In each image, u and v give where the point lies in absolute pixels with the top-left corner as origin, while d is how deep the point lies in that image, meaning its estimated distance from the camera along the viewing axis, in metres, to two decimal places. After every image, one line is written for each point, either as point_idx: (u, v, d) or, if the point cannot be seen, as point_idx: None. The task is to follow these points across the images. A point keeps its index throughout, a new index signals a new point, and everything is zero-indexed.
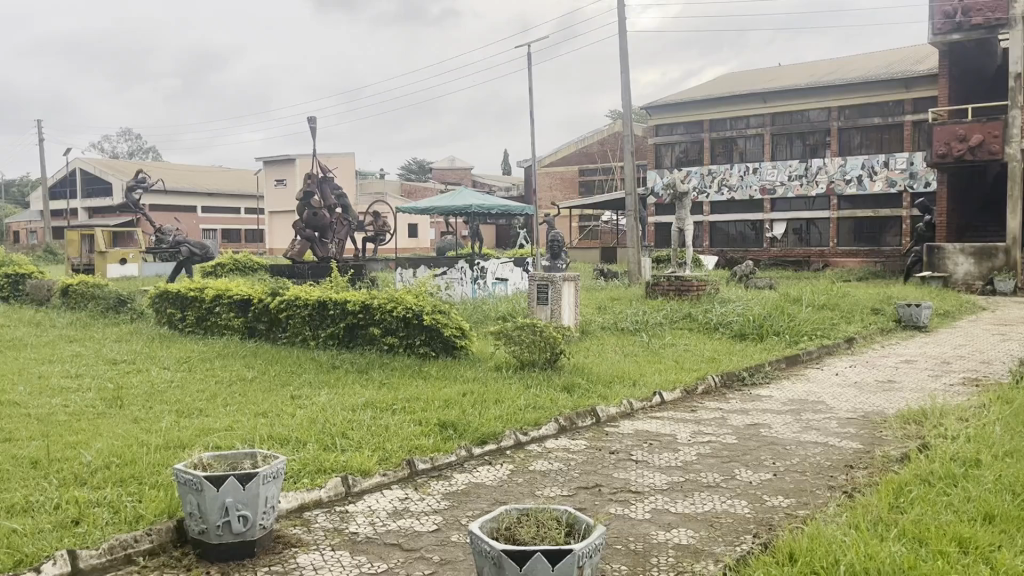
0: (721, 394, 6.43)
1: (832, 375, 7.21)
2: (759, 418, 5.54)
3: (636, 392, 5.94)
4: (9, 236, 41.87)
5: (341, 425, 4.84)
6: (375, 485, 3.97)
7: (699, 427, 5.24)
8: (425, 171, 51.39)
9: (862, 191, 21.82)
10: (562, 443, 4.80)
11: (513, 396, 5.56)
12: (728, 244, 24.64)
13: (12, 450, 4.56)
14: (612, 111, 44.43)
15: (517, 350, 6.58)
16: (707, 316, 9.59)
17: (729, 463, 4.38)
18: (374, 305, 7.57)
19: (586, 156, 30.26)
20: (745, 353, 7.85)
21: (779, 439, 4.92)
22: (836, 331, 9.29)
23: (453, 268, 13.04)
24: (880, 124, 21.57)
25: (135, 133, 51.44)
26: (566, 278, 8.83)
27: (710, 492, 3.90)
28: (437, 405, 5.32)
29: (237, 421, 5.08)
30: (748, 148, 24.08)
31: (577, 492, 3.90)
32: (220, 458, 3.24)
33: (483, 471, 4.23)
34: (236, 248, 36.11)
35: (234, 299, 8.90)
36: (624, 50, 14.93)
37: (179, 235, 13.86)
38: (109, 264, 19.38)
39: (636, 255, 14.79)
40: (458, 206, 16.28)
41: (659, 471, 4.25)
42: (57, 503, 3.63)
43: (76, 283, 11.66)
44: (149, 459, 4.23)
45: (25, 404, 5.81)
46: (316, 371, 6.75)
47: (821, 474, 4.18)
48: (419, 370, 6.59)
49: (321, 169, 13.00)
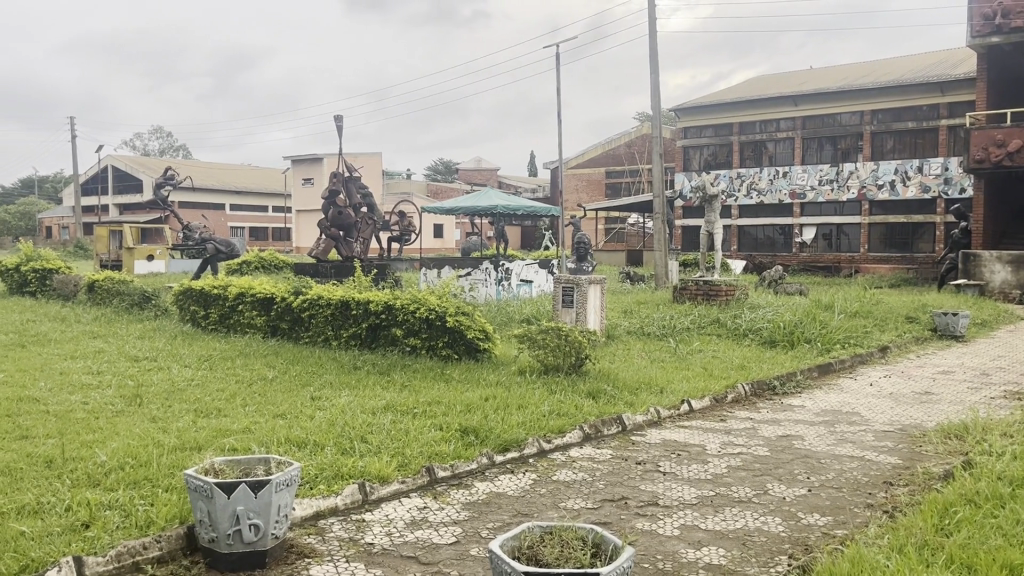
0: (751, 403, 6.24)
1: (865, 385, 6.99)
2: (792, 429, 5.35)
3: (664, 400, 5.77)
4: (41, 232, 42.48)
5: (361, 428, 4.73)
6: (393, 493, 3.85)
7: (729, 438, 5.07)
8: (452, 172, 51.43)
9: (895, 197, 21.42)
10: (586, 452, 4.66)
11: (536, 402, 5.40)
12: (756, 248, 24.35)
13: (27, 448, 4.50)
14: (641, 113, 44.09)
15: (541, 353, 6.45)
16: (736, 322, 9.38)
17: (762, 477, 4.21)
18: (397, 306, 7.47)
19: (613, 158, 30.07)
20: (775, 361, 7.65)
21: (813, 452, 4.73)
22: (869, 339, 9.05)
23: (478, 269, 12.98)
24: (914, 128, 21.16)
25: (167, 132, 51.96)
26: (592, 282, 8.66)
27: (743, 507, 3.73)
28: (458, 410, 5.18)
29: (255, 422, 4.98)
30: (778, 152, 23.73)
31: (603, 504, 3.75)
32: (233, 464, 3.12)
33: (504, 480, 4.09)
34: (263, 246, 36.30)
35: (257, 298, 8.83)
36: (654, 50, 14.72)
37: (205, 232, 13.80)
38: (137, 261, 19.44)
39: (664, 258, 14.53)
40: (484, 206, 16.16)
41: (688, 484, 4.09)
42: (69, 505, 3.54)
43: (102, 280, 11.68)
44: (163, 461, 4.14)
45: (44, 401, 5.76)
46: (336, 372, 6.66)
47: (860, 491, 3.98)
48: (443, 373, 6.47)
49: (347, 167, 12.94)
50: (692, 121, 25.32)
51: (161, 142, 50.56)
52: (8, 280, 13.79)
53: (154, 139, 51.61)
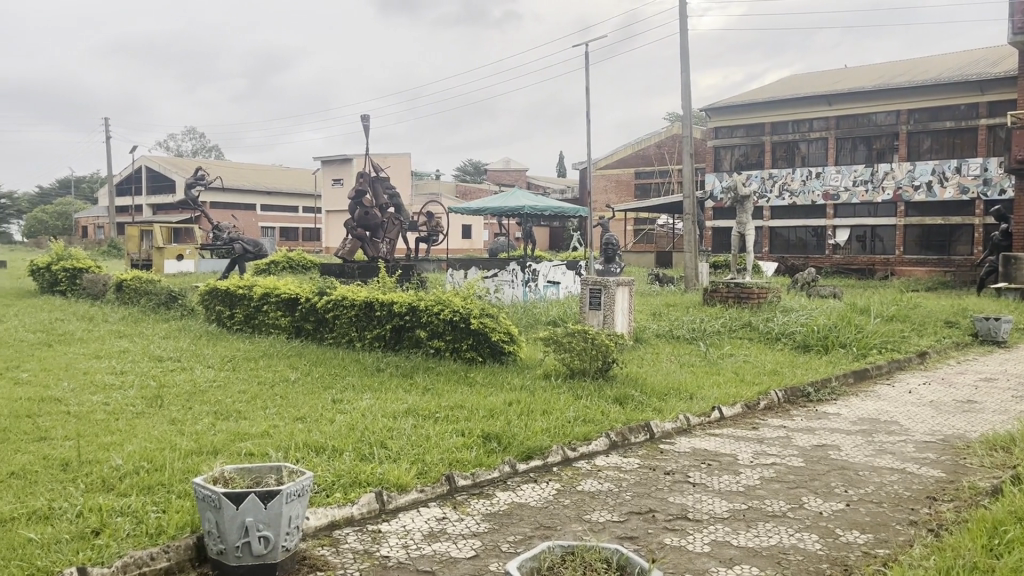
0: (785, 410, 6.02)
1: (904, 392, 6.74)
2: (828, 439, 5.13)
3: (693, 407, 5.58)
4: (77, 231, 43.14)
5: (381, 433, 4.60)
6: (411, 502, 3.72)
7: (762, 447, 4.88)
8: (481, 172, 51.43)
9: (932, 198, 20.94)
10: (613, 461, 4.49)
11: (562, 408, 5.24)
12: (788, 250, 23.93)
13: (45, 450, 4.44)
14: (670, 114, 43.72)
15: (567, 357, 6.28)
16: (768, 325, 9.15)
17: (797, 490, 4.01)
18: (421, 307, 7.35)
19: (642, 158, 29.81)
20: (808, 366, 7.42)
21: (851, 463, 4.52)
22: (906, 344, 8.78)
23: (504, 270, 12.84)
24: (952, 128, 20.68)
25: (200, 133, 52.52)
26: (620, 283, 8.49)
27: (777, 522, 3.55)
28: (481, 415, 5.05)
29: (274, 426, 4.88)
30: (811, 152, 23.32)
31: (629, 517, 3.59)
32: (244, 472, 3.01)
33: (527, 490, 3.94)
34: (292, 246, 36.49)
35: (282, 298, 8.77)
36: (685, 49, 14.49)
37: (233, 232, 13.77)
38: (167, 260, 19.53)
39: (693, 260, 14.27)
40: (511, 206, 16.01)
41: (719, 497, 3.91)
42: (80, 511, 3.46)
43: (130, 279, 11.73)
44: (178, 465, 4.05)
45: (65, 401, 5.72)
46: (359, 375, 6.55)
47: (902, 507, 3.78)
48: (466, 376, 6.34)
49: (373, 168, 12.88)
50: (723, 121, 25.01)
51: (195, 143, 51.16)
52: (39, 278, 13.92)
53: (187, 139, 52.21)
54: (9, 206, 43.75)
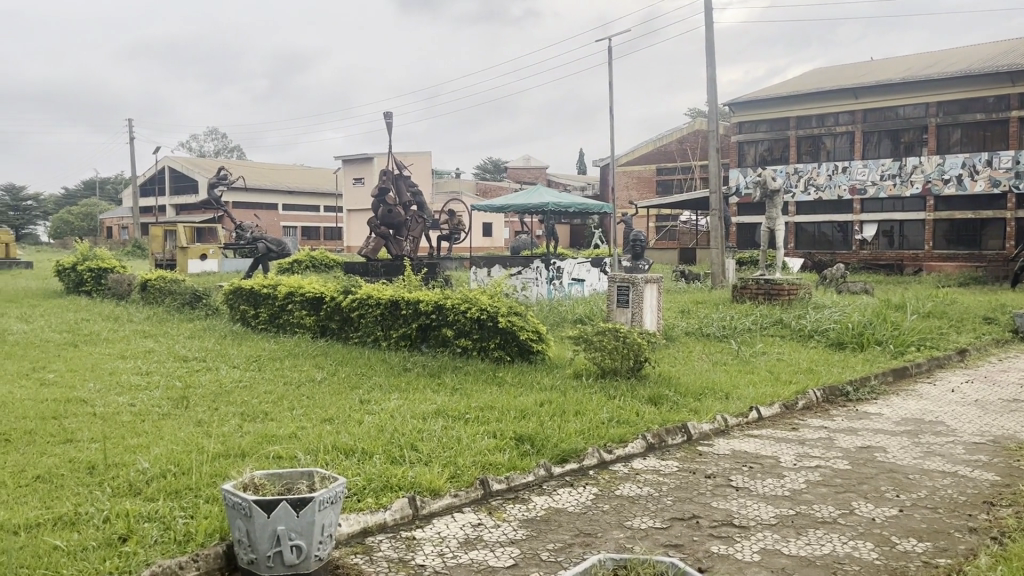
0: (824, 410, 5.84)
1: (947, 391, 6.53)
2: (872, 440, 4.95)
3: (731, 407, 5.41)
4: (102, 232, 43.52)
5: (411, 435, 4.49)
6: (445, 507, 3.59)
7: (805, 449, 4.71)
8: (501, 171, 51.31)
9: (963, 192, 20.57)
10: (651, 463, 4.34)
11: (594, 408, 5.09)
12: (814, 245, 23.59)
13: (71, 453, 4.36)
14: (691, 110, 43.37)
15: (598, 356, 6.12)
16: (801, 323, 8.95)
17: (846, 495, 3.85)
18: (447, 305, 7.23)
19: (664, 154, 29.53)
20: (846, 365, 7.21)
21: (899, 466, 4.35)
22: (945, 341, 8.54)
23: (528, 268, 12.72)
24: (983, 120, 20.28)
25: (222, 133, 52.79)
26: (648, 280, 8.32)
27: (828, 529, 3.39)
28: (513, 416, 4.91)
29: (302, 427, 4.77)
30: (836, 147, 22.95)
31: (673, 524, 3.44)
32: (274, 478, 2.90)
33: (564, 494, 3.80)
34: (314, 245, 36.56)
35: (307, 297, 8.69)
36: (711, 42, 14.25)
37: (257, 231, 13.71)
38: (190, 260, 19.57)
39: (720, 256, 14.02)
40: (535, 203, 15.85)
41: (764, 501, 3.75)
42: (107, 517, 3.37)
43: (155, 279, 11.71)
44: (205, 468, 3.95)
45: (92, 402, 5.65)
46: (386, 374, 6.43)
47: (958, 513, 3.61)
48: (495, 375, 6.22)
49: (396, 165, 12.80)
50: (746, 116, 24.71)
51: (216, 143, 51.44)
52: (65, 279, 13.96)
53: (209, 139, 52.57)
54: (36, 207, 44.23)
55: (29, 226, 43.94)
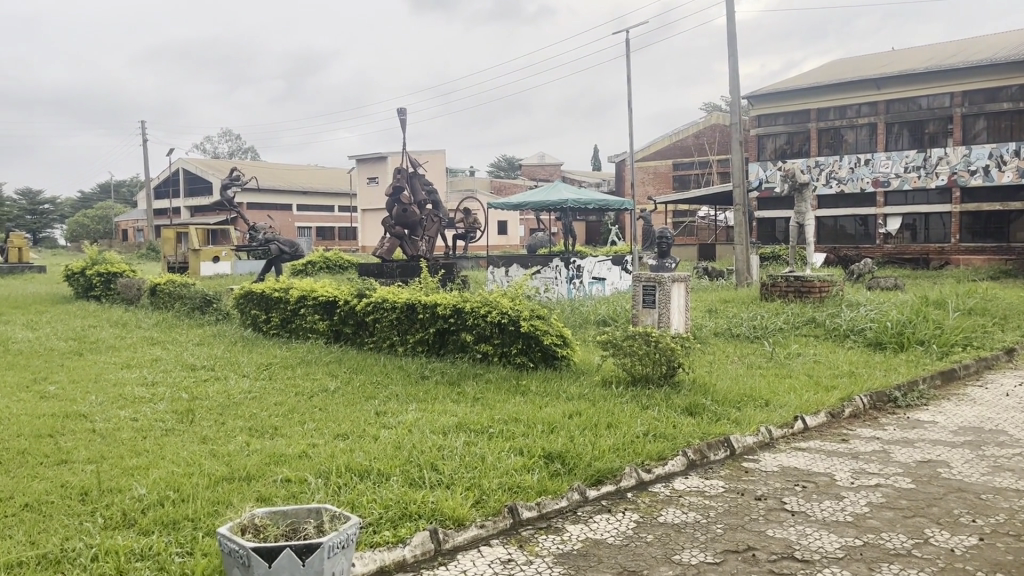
0: (872, 419, 5.43)
1: (1001, 396, 6.10)
2: (931, 453, 4.54)
3: (775, 417, 5.02)
4: (117, 234, 43.52)
5: (431, 453, 4.12)
6: (471, 540, 3.23)
7: (860, 464, 4.30)
8: (516, 168, 50.91)
9: (990, 183, 19.99)
10: (694, 484, 3.96)
11: (629, 420, 4.71)
12: (836, 239, 22.93)
13: (63, 477, 4.03)
14: (706, 106, 42.87)
15: (628, 361, 5.75)
16: (835, 321, 8.52)
17: (916, 520, 3.44)
18: (467, 308, 6.87)
19: (682, 149, 29.07)
20: (888, 367, 6.78)
21: (968, 484, 3.94)
22: (990, 340, 8.12)
23: (548, 267, 12.38)
24: (1010, 109, 19.69)
25: (236, 134, 52.87)
26: (675, 279, 7.89)
27: (903, 564, 2.99)
28: (540, 430, 4.54)
29: (313, 446, 4.42)
30: (857, 139, 22.38)
31: (727, 558, 3.06)
32: (278, 516, 2.55)
33: (601, 522, 3.43)
34: (329, 246, 36.36)
35: (320, 301, 8.35)
36: (733, 33, 13.78)
37: (269, 233, 13.36)
38: (203, 262, 19.33)
39: (745, 254, 13.54)
40: (553, 200, 15.43)
41: (826, 529, 3.35)
42: (95, 554, 3.03)
43: (164, 283, 11.45)
44: (207, 496, 3.61)
45: (91, 418, 5.34)
46: (404, 383, 6.08)
47: None
48: (518, 384, 5.84)
49: (410, 164, 12.48)
50: (765, 109, 24.15)
51: (230, 144, 51.57)
52: (74, 284, 13.71)
53: (224, 141, 52.75)
54: (53, 211, 44.45)
55: (47, 229, 44.08)
